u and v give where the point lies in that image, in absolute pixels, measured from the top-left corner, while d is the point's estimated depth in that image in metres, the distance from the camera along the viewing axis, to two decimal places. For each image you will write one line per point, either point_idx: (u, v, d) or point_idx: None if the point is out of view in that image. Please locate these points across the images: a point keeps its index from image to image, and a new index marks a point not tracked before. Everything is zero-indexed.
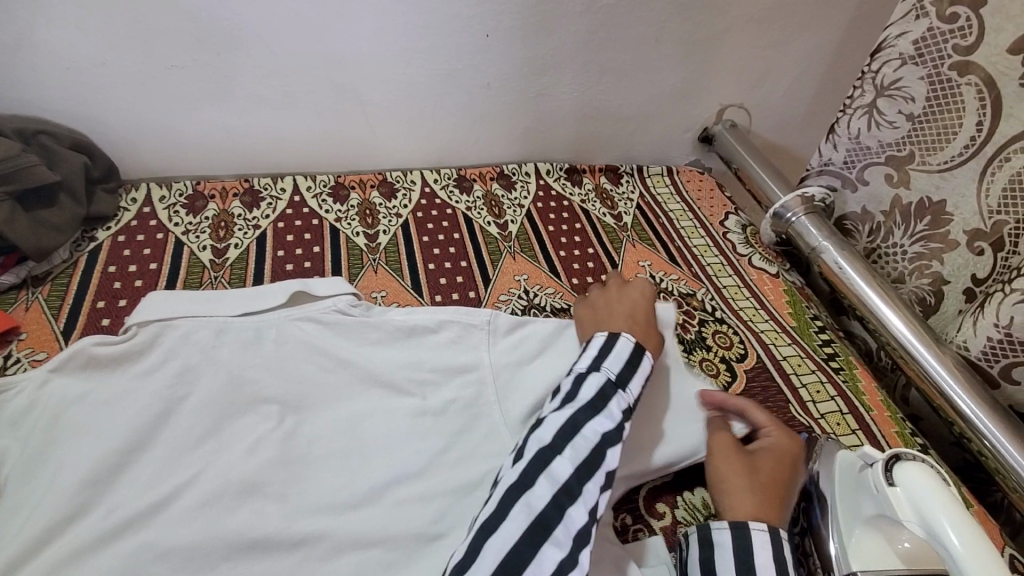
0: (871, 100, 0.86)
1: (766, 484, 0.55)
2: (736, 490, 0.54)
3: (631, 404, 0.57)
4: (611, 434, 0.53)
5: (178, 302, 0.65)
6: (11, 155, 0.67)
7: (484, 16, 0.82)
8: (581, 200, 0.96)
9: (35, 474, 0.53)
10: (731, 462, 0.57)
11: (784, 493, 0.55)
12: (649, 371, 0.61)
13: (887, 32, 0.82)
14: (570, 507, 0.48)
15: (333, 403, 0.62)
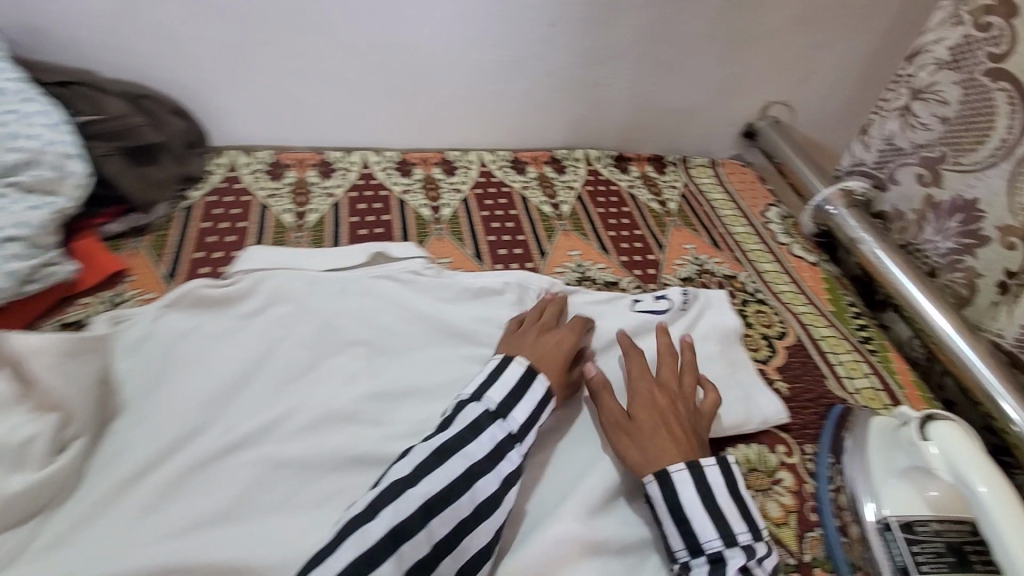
0: (905, 103, 0.93)
1: (654, 430, 0.59)
2: (634, 453, 0.58)
3: (512, 431, 0.56)
4: (474, 472, 0.51)
5: (273, 256, 0.74)
6: (122, 114, 0.75)
7: (551, 7, 0.88)
8: (628, 185, 1.00)
9: (159, 392, 0.60)
10: (620, 432, 0.60)
11: (677, 433, 0.59)
12: (540, 399, 0.60)
13: (925, 39, 0.90)
14: (440, 513, 0.48)
15: (413, 350, 0.68)
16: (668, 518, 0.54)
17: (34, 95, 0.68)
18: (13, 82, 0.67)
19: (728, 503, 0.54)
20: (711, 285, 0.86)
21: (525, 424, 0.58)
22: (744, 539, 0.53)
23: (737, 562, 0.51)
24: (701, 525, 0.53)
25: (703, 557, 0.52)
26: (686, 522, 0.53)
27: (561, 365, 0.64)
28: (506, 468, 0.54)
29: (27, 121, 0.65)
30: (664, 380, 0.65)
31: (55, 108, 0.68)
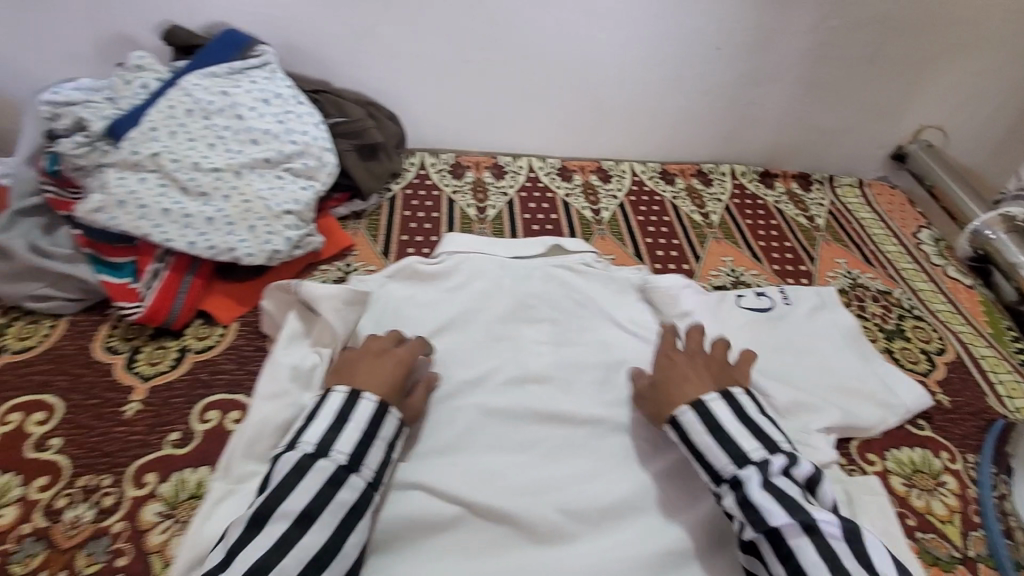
0: None
1: (681, 386, 0.63)
2: (657, 409, 0.63)
3: (340, 463, 0.53)
4: (306, 512, 0.50)
5: (470, 241, 0.86)
6: (360, 118, 0.90)
7: (722, 30, 0.95)
8: (775, 201, 1.04)
9: None
10: (647, 396, 0.65)
11: (695, 387, 0.62)
12: (371, 416, 0.57)
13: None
14: (293, 545, 0.48)
15: (592, 331, 0.77)
16: (693, 456, 0.58)
17: (302, 98, 0.84)
18: (289, 87, 0.84)
19: (737, 430, 0.57)
20: (866, 299, 0.90)
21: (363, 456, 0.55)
22: (756, 456, 0.55)
23: (754, 480, 0.54)
24: (715, 456, 0.57)
25: (725, 483, 0.55)
26: (703, 459, 0.57)
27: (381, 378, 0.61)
28: (344, 498, 0.52)
29: (300, 120, 0.82)
30: (690, 342, 0.68)
31: (314, 114, 0.84)
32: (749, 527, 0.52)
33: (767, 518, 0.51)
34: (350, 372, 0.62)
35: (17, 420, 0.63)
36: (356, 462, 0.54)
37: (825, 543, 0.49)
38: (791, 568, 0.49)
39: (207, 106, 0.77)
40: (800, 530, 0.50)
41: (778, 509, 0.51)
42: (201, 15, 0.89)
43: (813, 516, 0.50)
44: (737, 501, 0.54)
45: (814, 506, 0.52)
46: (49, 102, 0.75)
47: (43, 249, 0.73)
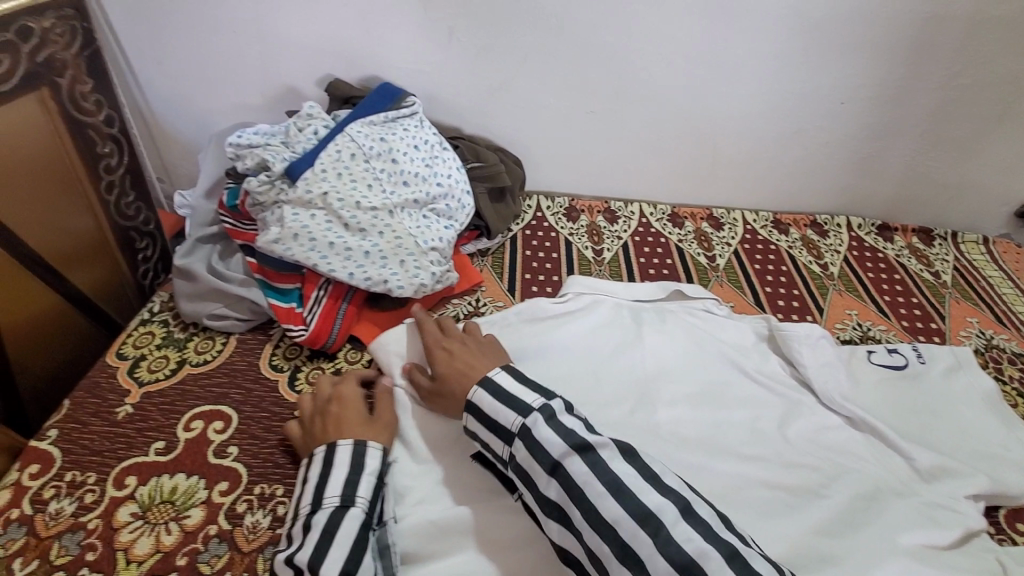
0: None
1: (455, 371, 0.63)
2: (450, 401, 0.62)
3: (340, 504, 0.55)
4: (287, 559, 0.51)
5: (594, 283, 0.89)
6: (492, 163, 0.97)
7: (847, 87, 0.96)
8: (896, 255, 1.03)
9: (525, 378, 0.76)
10: (437, 397, 0.64)
11: (474, 370, 0.62)
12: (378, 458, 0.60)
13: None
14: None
15: (719, 378, 0.78)
16: (479, 429, 0.57)
17: (446, 145, 0.94)
18: (434, 135, 0.93)
19: (515, 386, 0.58)
20: (1002, 360, 0.86)
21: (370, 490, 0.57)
22: (536, 402, 0.55)
23: (538, 423, 0.53)
24: (503, 414, 0.55)
25: (516, 437, 0.54)
26: (495, 423, 0.56)
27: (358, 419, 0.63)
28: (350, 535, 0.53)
29: (445, 164, 0.91)
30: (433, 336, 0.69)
31: (453, 157, 0.93)
32: (539, 468, 0.51)
33: (551, 453, 0.51)
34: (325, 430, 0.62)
35: (200, 427, 0.70)
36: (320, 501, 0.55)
37: (612, 472, 0.49)
38: (585, 508, 0.48)
39: (367, 150, 0.86)
40: (578, 458, 0.50)
41: (559, 439, 0.51)
42: (358, 69, 0.99)
43: (588, 439, 0.51)
44: (526, 448, 0.52)
45: (594, 434, 0.53)
46: (234, 146, 0.86)
47: (221, 273, 0.82)
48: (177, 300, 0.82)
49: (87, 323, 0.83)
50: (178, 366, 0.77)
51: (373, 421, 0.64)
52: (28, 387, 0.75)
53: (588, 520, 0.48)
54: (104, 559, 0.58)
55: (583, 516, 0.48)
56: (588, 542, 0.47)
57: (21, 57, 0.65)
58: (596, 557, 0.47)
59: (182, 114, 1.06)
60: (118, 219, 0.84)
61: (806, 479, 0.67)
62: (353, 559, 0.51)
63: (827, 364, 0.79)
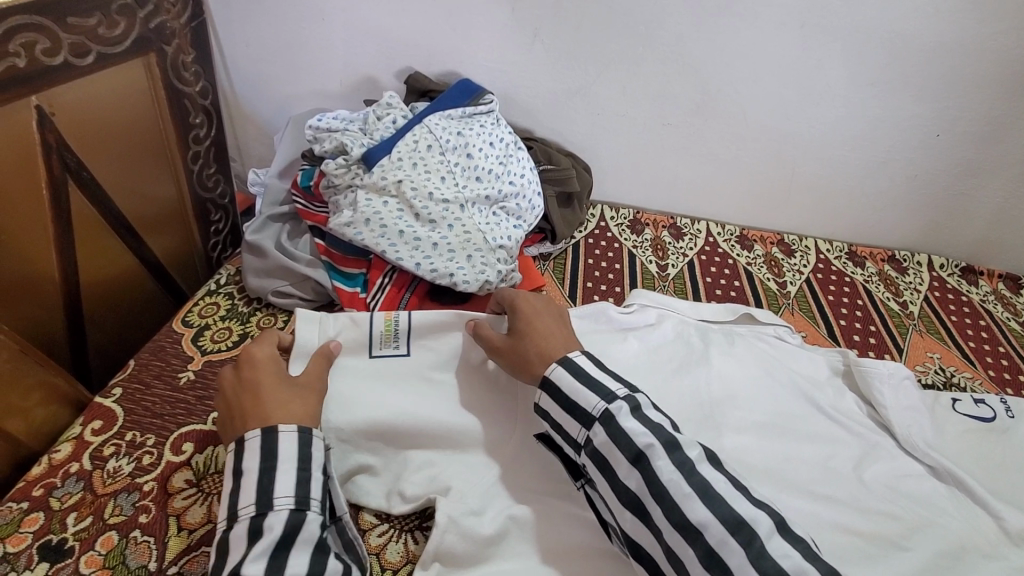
0: None
1: (531, 342, 0.62)
2: (523, 368, 0.61)
3: (295, 505, 0.50)
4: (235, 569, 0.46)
5: (657, 298, 0.87)
6: (565, 168, 0.96)
7: (944, 119, 0.91)
8: (981, 299, 0.97)
9: None
10: (508, 356, 0.63)
11: (550, 346, 0.62)
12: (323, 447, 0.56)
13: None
14: None
15: (790, 409, 0.74)
16: (555, 410, 0.56)
17: (520, 144, 0.93)
18: (510, 134, 0.93)
19: (595, 372, 0.57)
20: None
21: (300, 489, 0.51)
22: (619, 391, 0.55)
23: (621, 412, 0.52)
24: (584, 397, 0.55)
25: (596, 422, 0.53)
26: (573, 405, 0.55)
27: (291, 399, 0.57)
28: (309, 537, 0.49)
29: (519, 164, 0.90)
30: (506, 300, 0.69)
31: (527, 158, 0.92)
32: (620, 457, 0.51)
33: (635, 443, 0.50)
34: (255, 405, 0.55)
35: None
36: (267, 504, 0.49)
37: (699, 475, 0.48)
38: (668, 508, 0.48)
39: (444, 143, 0.86)
40: (665, 453, 0.50)
41: (645, 431, 0.51)
42: (438, 64, 1.00)
43: (677, 438, 0.51)
44: (608, 435, 0.52)
45: (679, 433, 0.53)
46: (314, 129, 0.88)
47: (289, 251, 0.83)
48: (244, 273, 0.82)
49: (156, 288, 0.84)
50: (241, 339, 0.77)
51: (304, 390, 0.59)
52: (97, 345, 0.76)
53: (673, 523, 0.47)
54: (156, 523, 0.58)
55: (664, 514, 0.48)
56: (669, 542, 0.47)
57: (134, 21, 0.68)
58: (676, 556, 0.47)
59: (261, 95, 1.09)
60: (198, 189, 0.87)
61: (884, 527, 0.62)
62: (319, 561, 0.48)
63: (910, 405, 0.74)
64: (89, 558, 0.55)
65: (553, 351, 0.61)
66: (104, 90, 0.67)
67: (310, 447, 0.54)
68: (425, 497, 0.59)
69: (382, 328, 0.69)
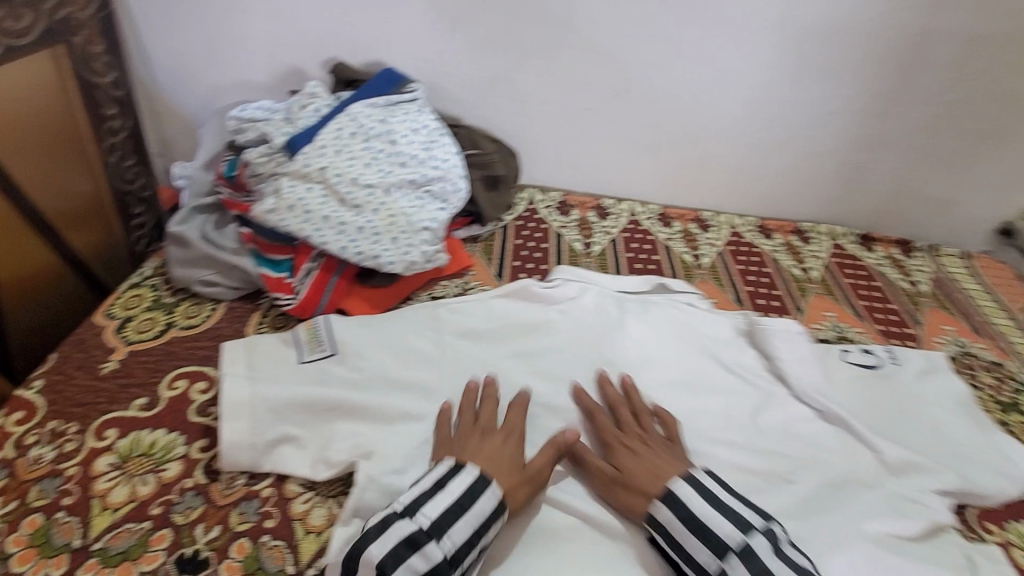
0: None
1: (639, 468, 0.63)
2: (626, 488, 0.63)
3: (449, 557, 0.53)
4: (381, 565, 0.50)
5: (579, 272, 0.91)
6: (488, 152, 1.01)
7: (837, 98, 0.99)
8: (876, 264, 1.05)
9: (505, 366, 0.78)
10: (611, 481, 0.64)
11: (652, 465, 0.63)
12: (488, 514, 0.57)
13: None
14: None
15: (696, 367, 0.80)
16: (674, 524, 0.58)
17: (444, 131, 0.95)
18: (434, 121, 0.94)
19: (723, 496, 0.59)
20: (976, 368, 0.86)
21: (462, 543, 0.54)
22: (760, 526, 0.56)
23: (762, 550, 0.54)
24: (721, 525, 0.56)
25: (732, 554, 0.54)
26: (706, 530, 0.56)
27: (501, 464, 0.62)
28: None
29: (443, 149, 0.92)
30: (603, 425, 0.70)
31: (449, 143, 0.93)
32: None
33: None
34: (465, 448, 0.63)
35: (183, 386, 0.70)
36: (441, 530, 0.54)
37: None
38: None
39: (367, 131, 0.88)
40: None
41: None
42: (364, 54, 1.02)
43: None
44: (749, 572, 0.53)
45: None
46: (237, 119, 0.90)
47: (214, 241, 0.84)
48: (169, 265, 0.83)
49: (79, 282, 0.84)
50: (166, 329, 0.78)
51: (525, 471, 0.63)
52: (17, 339, 0.76)
53: None
54: (80, 504, 0.59)
55: None
56: None
57: (40, 13, 0.68)
58: None
59: (186, 88, 1.08)
60: (116, 182, 0.86)
61: (771, 464, 0.69)
62: None
63: (802, 356, 0.81)
64: (13, 540, 0.56)
65: (650, 467, 0.63)
66: (9, 81, 0.67)
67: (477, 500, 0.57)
68: (348, 461, 0.63)
69: (306, 337, 0.76)
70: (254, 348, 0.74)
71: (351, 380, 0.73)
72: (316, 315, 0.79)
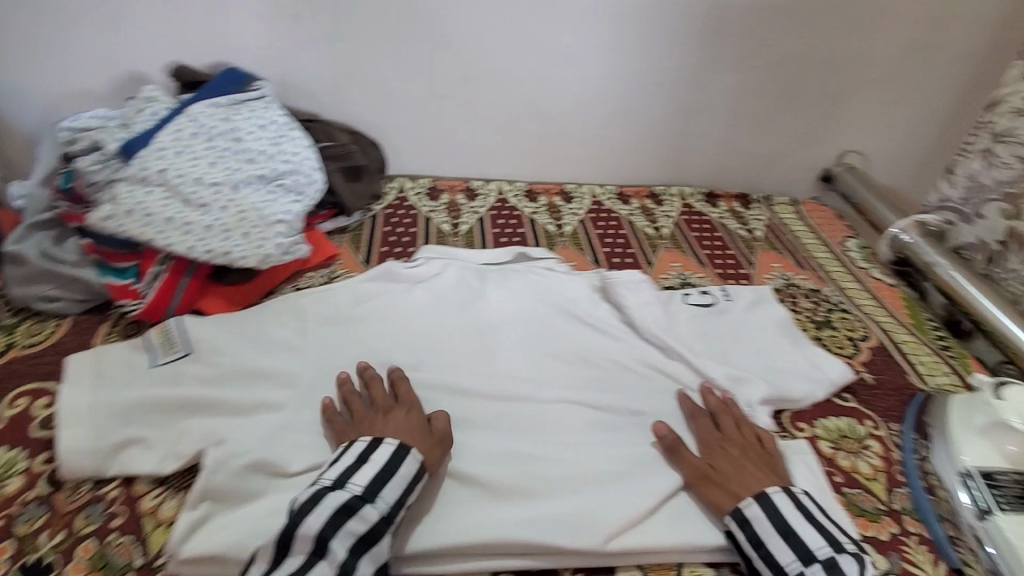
0: (987, 146, 1.00)
1: (737, 472, 0.65)
2: (718, 490, 0.64)
3: (385, 516, 0.56)
4: (321, 534, 0.52)
5: (443, 251, 0.95)
6: (343, 142, 1.02)
7: (663, 68, 1.09)
8: (719, 217, 1.17)
9: (361, 342, 0.80)
10: (707, 481, 0.66)
11: (757, 473, 0.65)
12: (411, 477, 0.60)
13: (1001, 91, 0.99)
14: None
15: (549, 323, 0.86)
16: (771, 533, 0.59)
17: (294, 125, 0.96)
18: (282, 116, 0.96)
19: (823, 519, 0.61)
20: (797, 296, 0.99)
21: (397, 500, 0.58)
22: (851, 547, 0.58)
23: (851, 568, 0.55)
24: (810, 535, 0.58)
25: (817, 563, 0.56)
26: (790, 532, 0.59)
27: (405, 429, 0.65)
28: (377, 555, 0.54)
29: (293, 143, 0.94)
30: (702, 428, 0.72)
31: (304, 137, 0.96)
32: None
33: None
34: (364, 428, 0.65)
35: (24, 403, 0.68)
36: (372, 495, 0.56)
37: None
38: None
39: (209, 130, 0.88)
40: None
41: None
42: (206, 56, 1.01)
43: None
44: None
45: None
46: (70, 130, 0.88)
47: (54, 257, 0.81)
48: (7, 286, 0.79)
49: None
50: (5, 350, 0.74)
51: (432, 429, 0.66)
52: None
53: None
54: None
55: None
56: None
57: None
58: None
59: (16, 104, 1.03)
60: None
61: (611, 400, 0.77)
62: None
63: (644, 302, 0.89)
64: None
65: (775, 479, 0.65)
66: None
67: (399, 464, 0.60)
68: (197, 450, 0.64)
69: (158, 341, 0.75)
70: (102, 358, 0.73)
71: (205, 376, 0.73)
72: (165, 318, 0.78)
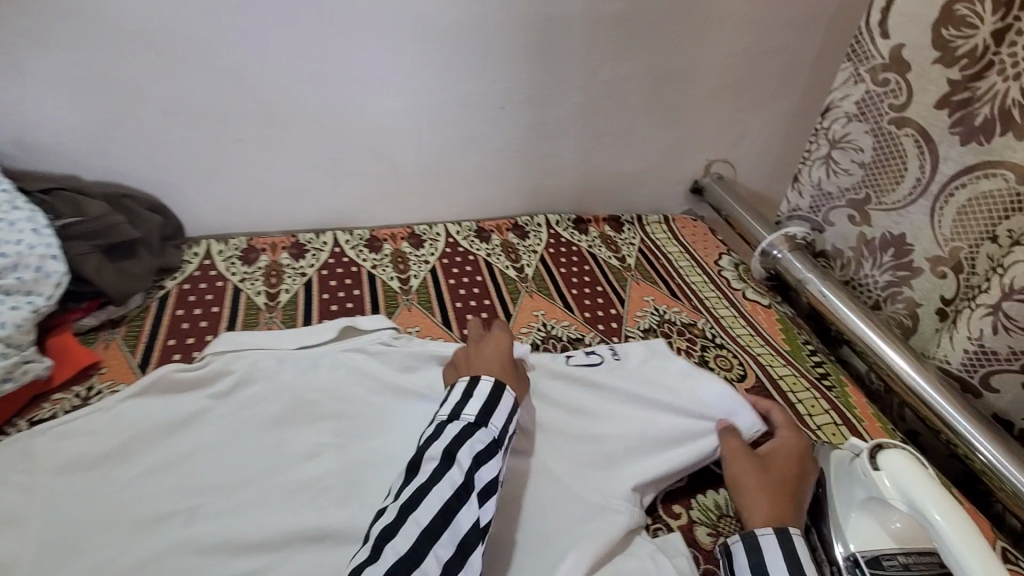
0: (827, 152, 0.94)
1: (777, 487, 0.62)
2: (753, 496, 0.61)
3: (497, 438, 0.59)
4: (449, 450, 0.56)
5: (242, 338, 0.75)
6: (102, 215, 0.80)
7: (501, 88, 0.96)
8: (588, 245, 1.06)
9: (105, 495, 0.60)
10: (745, 486, 0.63)
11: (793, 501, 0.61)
12: (513, 405, 0.62)
13: (832, 95, 0.91)
14: (457, 513, 0.53)
15: (374, 422, 0.69)
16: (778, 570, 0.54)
17: (19, 200, 0.74)
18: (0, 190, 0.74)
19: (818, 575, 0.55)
20: (671, 334, 0.89)
21: (504, 427, 0.60)
22: None
23: None
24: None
25: None
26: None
27: (501, 358, 0.68)
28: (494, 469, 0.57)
29: (12, 228, 0.71)
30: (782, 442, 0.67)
31: (37, 213, 0.74)
32: None
33: None
34: (465, 364, 0.68)
35: None
36: (488, 413, 0.60)
37: None
38: None
39: None
40: None
41: None
42: None
43: None
44: None
45: None
46: None
47: None
48: None
49: None
50: None
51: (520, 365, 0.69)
52: None
53: None
54: None
55: None
56: None
57: None
58: None
59: None
60: None
61: None
62: (488, 500, 0.55)
63: None
64: None
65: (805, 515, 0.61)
66: None
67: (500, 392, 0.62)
68: None
69: None
70: None
71: None
72: None
